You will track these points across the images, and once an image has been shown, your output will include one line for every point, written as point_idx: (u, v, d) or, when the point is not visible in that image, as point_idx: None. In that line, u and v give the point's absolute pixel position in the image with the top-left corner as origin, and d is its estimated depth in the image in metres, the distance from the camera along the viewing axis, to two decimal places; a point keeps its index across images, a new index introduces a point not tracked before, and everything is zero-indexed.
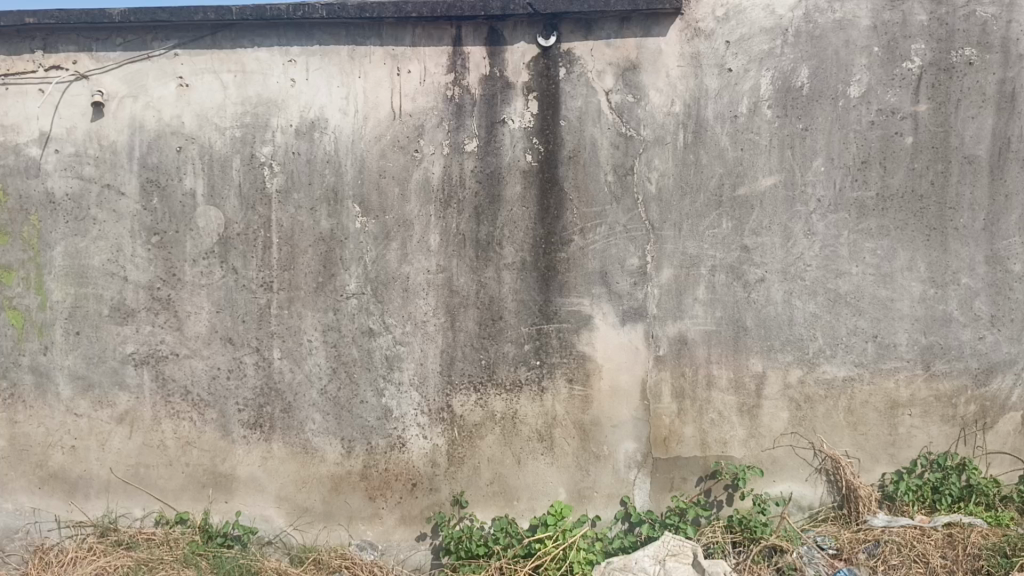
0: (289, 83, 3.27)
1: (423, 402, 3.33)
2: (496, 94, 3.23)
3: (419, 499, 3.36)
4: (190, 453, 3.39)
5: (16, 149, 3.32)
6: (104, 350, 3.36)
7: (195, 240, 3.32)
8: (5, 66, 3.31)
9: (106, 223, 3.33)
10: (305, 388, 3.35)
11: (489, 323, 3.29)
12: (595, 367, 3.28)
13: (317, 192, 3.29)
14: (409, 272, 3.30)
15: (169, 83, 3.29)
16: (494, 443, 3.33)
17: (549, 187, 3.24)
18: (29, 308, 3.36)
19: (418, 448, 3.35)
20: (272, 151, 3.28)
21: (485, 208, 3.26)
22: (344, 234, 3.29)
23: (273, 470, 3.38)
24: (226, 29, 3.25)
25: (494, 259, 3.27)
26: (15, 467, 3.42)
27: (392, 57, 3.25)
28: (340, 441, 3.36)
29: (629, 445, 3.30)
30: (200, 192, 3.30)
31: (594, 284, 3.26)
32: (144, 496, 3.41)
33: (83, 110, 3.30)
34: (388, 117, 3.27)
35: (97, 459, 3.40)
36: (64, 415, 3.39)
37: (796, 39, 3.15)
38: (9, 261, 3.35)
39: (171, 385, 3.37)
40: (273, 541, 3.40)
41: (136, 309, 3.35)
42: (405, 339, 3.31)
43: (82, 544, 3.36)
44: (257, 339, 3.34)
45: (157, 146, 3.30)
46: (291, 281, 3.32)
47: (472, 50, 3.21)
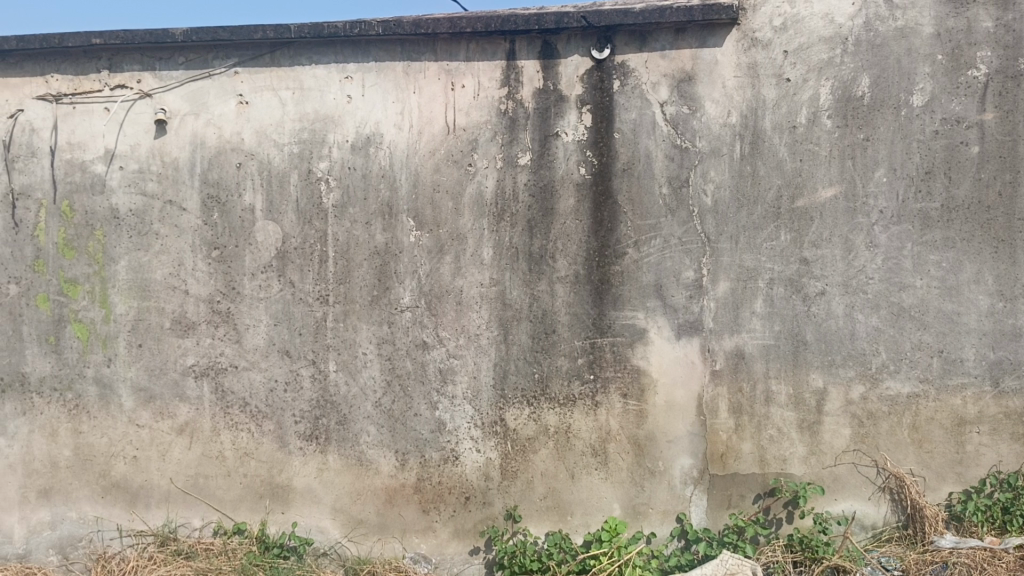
0: (346, 99, 3.32)
1: (477, 415, 3.33)
2: (550, 108, 3.23)
3: (473, 512, 3.35)
4: (248, 464, 3.44)
5: (83, 166, 3.42)
6: (166, 362, 3.44)
7: (254, 254, 3.38)
8: (72, 85, 3.41)
9: (168, 238, 3.40)
10: (360, 400, 3.37)
11: (542, 336, 3.28)
12: (650, 382, 3.24)
13: (373, 206, 3.32)
14: (462, 286, 3.30)
15: (229, 101, 3.36)
16: (548, 458, 3.31)
17: (603, 200, 3.22)
18: (94, 321, 3.45)
19: (471, 461, 3.34)
20: (329, 167, 3.33)
21: (538, 221, 3.26)
22: (398, 247, 3.32)
23: (329, 482, 3.41)
24: (284, 47, 3.32)
25: (547, 273, 3.26)
26: (78, 477, 3.49)
27: (446, 72, 3.28)
28: (394, 454, 3.37)
29: (685, 461, 3.25)
30: (259, 207, 3.36)
31: (649, 297, 3.23)
32: (203, 507, 3.46)
33: (146, 128, 3.39)
34: (442, 132, 3.29)
35: (159, 469, 3.47)
36: (126, 425, 3.46)
37: (857, 47, 3.10)
38: (75, 274, 3.44)
39: (230, 397, 3.42)
40: (328, 553, 3.42)
41: (197, 321, 3.42)
42: (459, 352, 3.32)
43: (143, 553, 3.38)
44: (313, 352, 3.38)
45: (217, 163, 3.37)
46: (346, 294, 3.35)
47: (526, 64, 3.22)
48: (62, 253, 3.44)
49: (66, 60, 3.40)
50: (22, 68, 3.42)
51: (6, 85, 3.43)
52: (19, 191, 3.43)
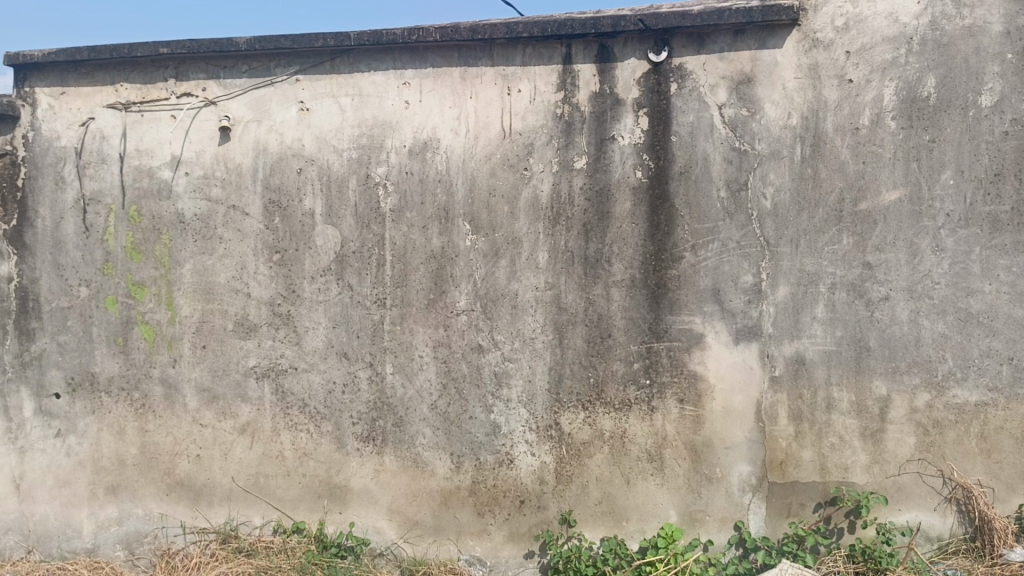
0: (403, 105, 3.36)
1: (532, 419, 3.33)
2: (606, 111, 3.22)
3: (527, 516, 3.36)
4: (307, 464, 3.49)
5: (150, 172, 3.53)
6: (228, 363, 3.52)
7: (314, 258, 3.44)
8: (140, 94, 3.52)
9: (231, 242, 3.49)
10: (416, 403, 3.40)
11: (598, 341, 3.27)
12: (707, 387, 3.21)
13: (429, 210, 3.35)
14: (518, 289, 3.31)
15: (291, 108, 3.43)
16: (603, 462, 3.29)
17: (660, 204, 3.20)
18: (160, 322, 3.55)
19: (526, 465, 3.34)
20: (386, 172, 3.37)
21: (594, 225, 3.25)
22: (454, 251, 3.35)
23: (385, 483, 3.45)
24: (344, 54, 3.38)
25: (603, 276, 3.25)
26: (144, 474, 3.59)
27: (502, 77, 3.29)
28: (450, 456, 3.39)
29: (743, 468, 3.20)
30: (319, 212, 3.42)
31: (706, 302, 3.19)
32: (263, 505, 3.53)
33: (211, 135, 3.48)
34: (499, 136, 3.31)
35: (221, 468, 3.55)
36: (190, 425, 3.55)
37: (922, 47, 3.02)
38: (143, 277, 3.55)
39: (290, 398, 3.49)
40: (385, 553, 3.46)
41: (258, 324, 3.49)
42: (514, 356, 3.32)
43: (205, 549, 3.48)
44: (370, 355, 3.42)
45: (279, 168, 3.44)
46: (403, 297, 3.39)
47: (582, 68, 3.22)
48: (130, 257, 3.54)
49: (135, 70, 3.51)
50: (93, 77, 3.53)
51: (78, 94, 3.54)
52: (90, 196, 3.55)
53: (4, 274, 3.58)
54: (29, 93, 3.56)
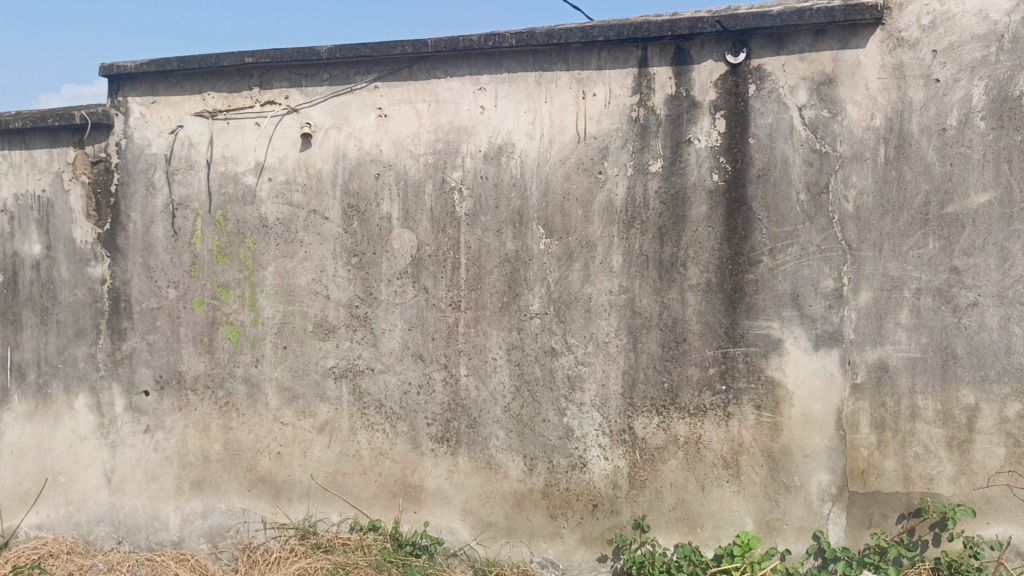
0: (479, 110, 3.40)
1: (605, 423, 3.32)
2: (682, 114, 3.20)
3: (600, 520, 3.35)
4: (383, 463, 3.56)
5: (235, 178, 3.65)
6: (308, 364, 3.61)
7: (391, 261, 3.50)
8: (226, 102, 3.64)
9: (311, 245, 3.58)
10: (490, 405, 3.44)
11: (672, 345, 3.25)
12: (785, 394, 3.15)
13: (504, 214, 3.39)
14: (591, 293, 3.32)
15: (369, 114, 3.51)
16: (677, 468, 3.27)
17: (737, 207, 3.17)
18: (243, 323, 3.66)
19: (599, 469, 3.34)
20: (462, 176, 3.42)
21: (669, 229, 3.23)
22: (528, 255, 3.37)
23: (459, 484, 3.49)
24: (421, 61, 3.44)
25: (678, 280, 3.23)
26: (228, 470, 3.71)
27: (577, 81, 3.30)
28: (523, 459, 3.41)
29: (822, 476, 3.14)
30: (396, 216, 3.49)
31: (785, 307, 3.14)
32: (341, 503, 3.61)
33: (293, 141, 3.58)
34: (573, 140, 3.32)
35: (300, 466, 3.64)
36: (272, 423, 3.66)
37: (1014, 44, 2.92)
38: (228, 279, 3.67)
39: (367, 398, 3.56)
40: (458, 553, 3.49)
41: (337, 325, 3.57)
42: (587, 359, 3.33)
43: (285, 545, 3.58)
44: (445, 356, 3.47)
45: (357, 173, 3.52)
46: (477, 300, 3.43)
47: (658, 70, 3.21)
48: (216, 260, 3.67)
49: (222, 79, 3.64)
50: (182, 87, 3.67)
51: (168, 103, 3.69)
52: (178, 201, 3.69)
53: (98, 276, 3.75)
54: (122, 102, 3.72)
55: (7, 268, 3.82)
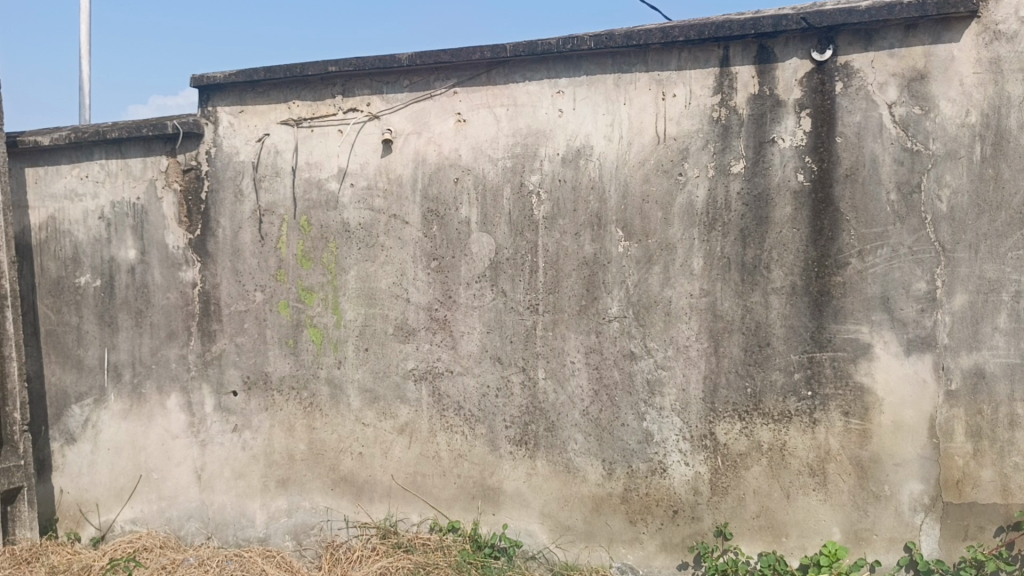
0: (557, 113, 3.40)
1: (686, 428, 3.28)
2: (766, 113, 3.14)
3: (681, 527, 3.30)
4: (462, 465, 3.59)
5: (319, 184, 3.74)
6: (389, 366, 3.67)
7: (469, 264, 3.53)
8: (310, 110, 3.73)
9: (392, 249, 3.64)
10: (568, 408, 3.43)
11: (755, 349, 3.18)
12: (874, 400, 3.06)
13: (582, 217, 3.38)
14: (671, 296, 3.28)
15: (449, 119, 3.55)
16: (760, 475, 3.20)
17: (823, 208, 3.09)
18: (326, 326, 3.75)
19: (680, 475, 3.29)
20: (540, 180, 3.43)
21: (752, 230, 3.17)
22: (607, 258, 3.35)
23: (538, 487, 3.49)
24: (500, 66, 3.45)
25: (762, 283, 3.17)
26: (312, 469, 3.80)
27: (657, 82, 3.27)
28: (601, 462, 3.40)
29: (914, 486, 3.03)
30: (474, 220, 3.52)
31: (874, 311, 3.05)
32: (420, 504, 3.66)
33: (375, 147, 3.65)
34: (653, 142, 3.28)
35: (381, 466, 3.71)
36: (354, 423, 3.73)
37: None
38: (312, 283, 3.76)
39: (446, 400, 3.60)
40: (537, 557, 3.49)
41: (417, 328, 3.62)
42: (667, 363, 3.29)
43: (367, 543, 3.63)
44: (523, 359, 3.48)
45: (437, 178, 3.57)
46: (556, 303, 3.43)
47: (740, 69, 3.15)
48: (301, 264, 3.77)
49: (306, 87, 3.73)
50: (268, 96, 3.78)
51: (255, 112, 3.80)
52: (265, 207, 3.80)
53: (189, 279, 3.89)
54: (212, 112, 3.85)
55: (105, 273, 4.00)
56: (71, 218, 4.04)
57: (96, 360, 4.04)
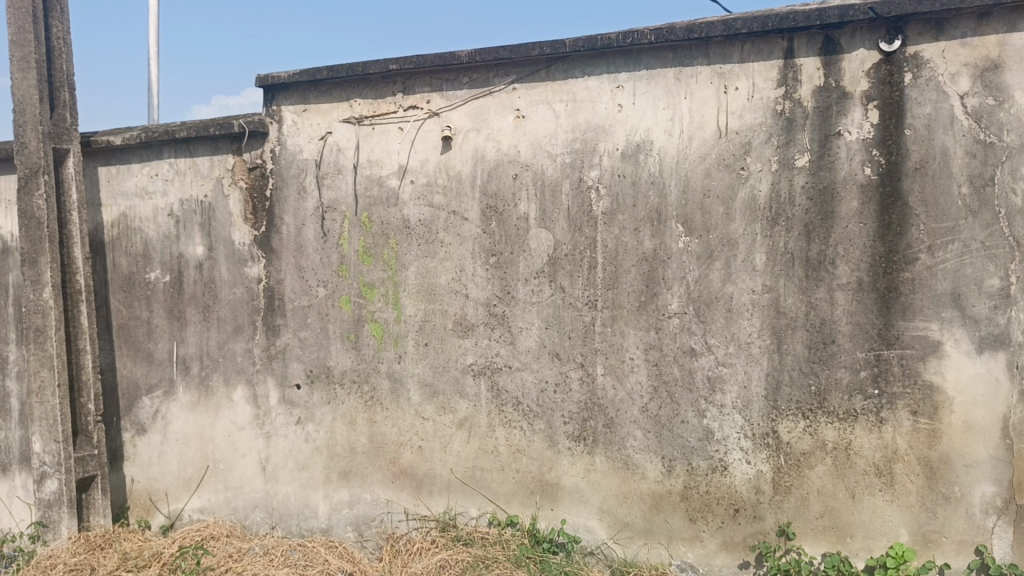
0: (617, 108, 3.38)
1: (747, 426, 3.24)
2: (831, 106, 3.07)
3: (742, 526, 3.26)
4: (520, 460, 3.60)
5: (380, 181, 3.79)
6: (448, 360, 3.70)
7: (528, 260, 3.54)
8: (371, 108, 3.78)
9: (451, 245, 3.67)
10: (627, 405, 3.42)
11: (820, 347, 3.13)
12: (944, 399, 2.98)
13: (642, 212, 3.35)
14: (733, 292, 3.24)
15: (508, 116, 3.56)
16: (825, 475, 3.14)
17: (891, 202, 3.01)
18: (387, 321, 3.80)
19: (741, 473, 3.25)
20: (599, 175, 3.41)
21: (816, 225, 3.11)
22: (667, 253, 3.32)
23: (596, 483, 3.48)
24: (559, 62, 3.45)
25: (826, 279, 3.11)
26: (372, 462, 3.86)
27: (719, 75, 3.22)
28: (661, 460, 3.37)
29: (986, 488, 2.95)
30: (533, 216, 3.53)
31: (944, 307, 2.97)
32: (479, 498, 3.69)
33: (435, 145, 3.68)
34: (714, 136, 3.24)
35: (440, 460, 3.75)
36: (414, 417, 3.78)
37: None
38: (373, 279, 3.81)
39: (505, 395, 3.62)
40: (595, 553, 3.49)
41: (475, 323, 3.65)
42: (729, 360, 3.25)
43: (427, 536, 3.67)
44: (582, 355, 3.48)
45: (496, 174, 3.58)
46: (615, 299, 3.41)
47: (805, 61, 3.10)
48: (362, 260, 3.82)
49: (367, 86, 3.78)
50: (330, 94, 3.84)
51: (318, 111, 3.87)
52: (327, 205, 3.87)
53: (254, 275, 3.99)
54: (276, 111, 3.94)
55: (174, 268, 4.12)
56: (141, 216, 4.16)
57: (165, 353, 4.17)
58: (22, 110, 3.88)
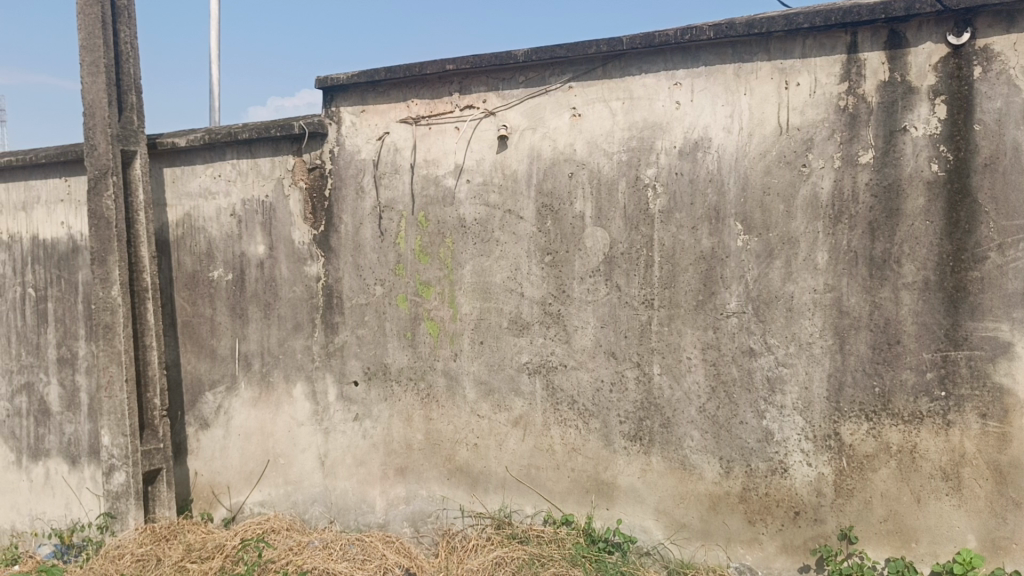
0: (674, 105, 3.35)
1: (808, 427, 3.18)
2: (896, 101, 3.01)
3: (803, 529, 3.21)
4: (576, 459, 3.60)
5: (437, 180, 3.82)
6: (504, 359, 3.72)
7: (584, 259, 3.53)
8: (428, 108, 3.81)
9: (506, 244, 3.68)
10: (684, 405, 3.39)
11: (884, 347, 3.06)
12: (1015, 402, 2.89)
13: (700, 211, 3.32)
14: (794, 291, 3.18)
15: (564, 115, 3.55)
16: (889, 478, 3.07)
17: (960, 199, 2.93)
18: (443, 319, 3.83)
19: (802, 475, 3.20)
20: (656, 173, 3.39)
21: (881, 223, 3.05)
22: (725, 252, 3.28)
23: (652, 483, 3.46)
24: (616, 59, 3.44)
25: (891, 278, 3.04)
26: (429, 459, 3.90)
27: (779, 71, 3.17)
28: (719, 461, 3.34)
29: None
30: (589, 214, 3.52)
31: (1015, 307, 2.89)
32: (535, 496, 3.69)
33: (491, 144, 3.70)
34: (775, 133, 3.19)
35: (496, 458, 3.76)
36: (470, 415, 3.81)
37: None
38: (429, 277, 3.85)
39: (560, 394, 3.62)
40: (652, 553, 3.47)
41: (531, 322, 3.65)
42: (789, 361, 3.20)
43: (482, 533, 3.70)
44: (638, 355, 3.45)
45: (552, 173, 3.58)
46: (672, 298, 3.38)
47: (869, 56, 3.03)
48: (418, 259, 3.86)
49: (424, 86, 3.81)
50: (388, 95, 3.88)
51: (376, 111, 3.92)
52: (385, 204, 3.91)
53: (313, 274, 4.05)
54: (335, 112, 4.00)
55: (236, 267, 4.21)
56: (205, 215, 4.27)
57: (227, 350, 4.26)
58: (92, 113, 4.01)
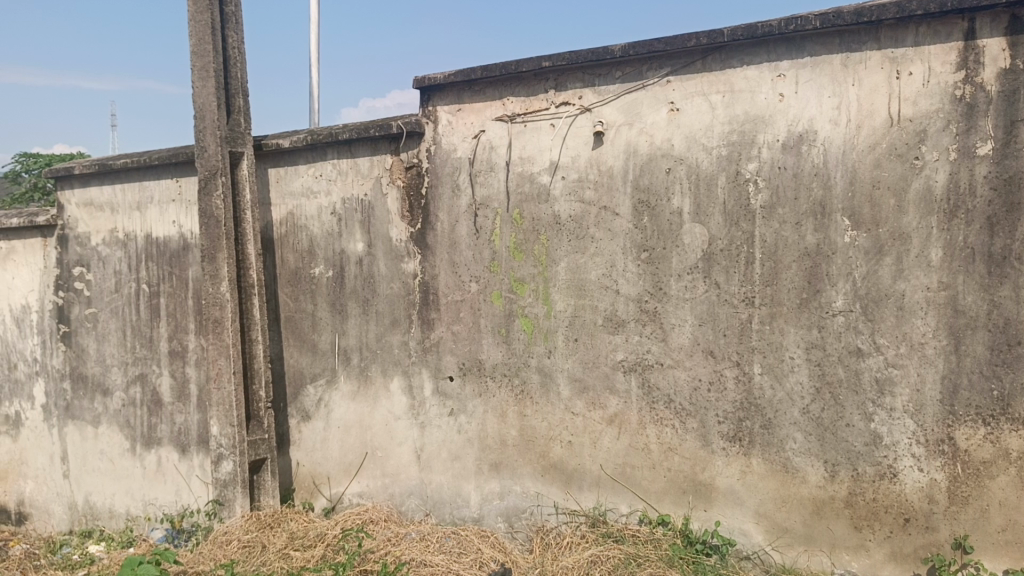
0: (778, 97, 3.26)
1: (920, 431, 3.05)
2: (1019, 89, 2.85)
3: (913, 537, 3.08)
4: (672, 459, 3.55)
5: (532, 178, 3.83)
6: (598, 356, 3.70)
7: (681, 256, 3.48)
8: (524, 105, 3.82)
9: (602, 240, 3.66)
10: (786, 406, 3.30)
11: (1004, 349, 2.91)
12: None
13: (804, 206, 3.22)
14: (905, 290, 3.06)
15: (662, 109, 3.51)
16: (1008, 486, 2.92)
17: None
18: (538, 316, 3.84)
19: (912, 481, 3.07)
20: (758, 167, 3.31)
21: (1001, 218, 2.90)
22: (831, 248, 3.18)
23: (752, 485, 3.39)
24: (716, 52, 3.37)
25: (1012, 276, 2.89)
26: (523, 455, 3.91)
27: (890, 60, 3.05)
28: (823, 464, 3.23)
29: None
30: (687, 211, 3.46)
31: None
32: (630, 495, 3.66)
33: (586, 140, 3.68)
34: (885, 125, 3.08)
35: (590, 456, 3.75)
36: (564, 412, 3.80)
37: None
38: (524, 275, 3.86)
39: (657, 393, 3.57)
40: (752, 557, 3.40)
41: (626, 319, 3.62)
42: (899, 362, 3.08)
43: (577, 530, 3.69)
44: (738, 354, 3.38)
45: (649, 169, 3.54)
46: (774, 296, 3.30)
47: (989, 42, 2.88)
48: (513, 256, 3.88)
49: (520, 84, 3.82)
50: (484, 94, 3.91)
51: (472, 110, 3.95)
52: (481, 202, 3.95)
53: (410, 270, 4.13)
54: (432, 112, 4.06)
55: (336, 264, 4.32)
56: (306, 214, 4.40)
57: (328, 344, 4.38)
58: (203, 116, 4.18)
